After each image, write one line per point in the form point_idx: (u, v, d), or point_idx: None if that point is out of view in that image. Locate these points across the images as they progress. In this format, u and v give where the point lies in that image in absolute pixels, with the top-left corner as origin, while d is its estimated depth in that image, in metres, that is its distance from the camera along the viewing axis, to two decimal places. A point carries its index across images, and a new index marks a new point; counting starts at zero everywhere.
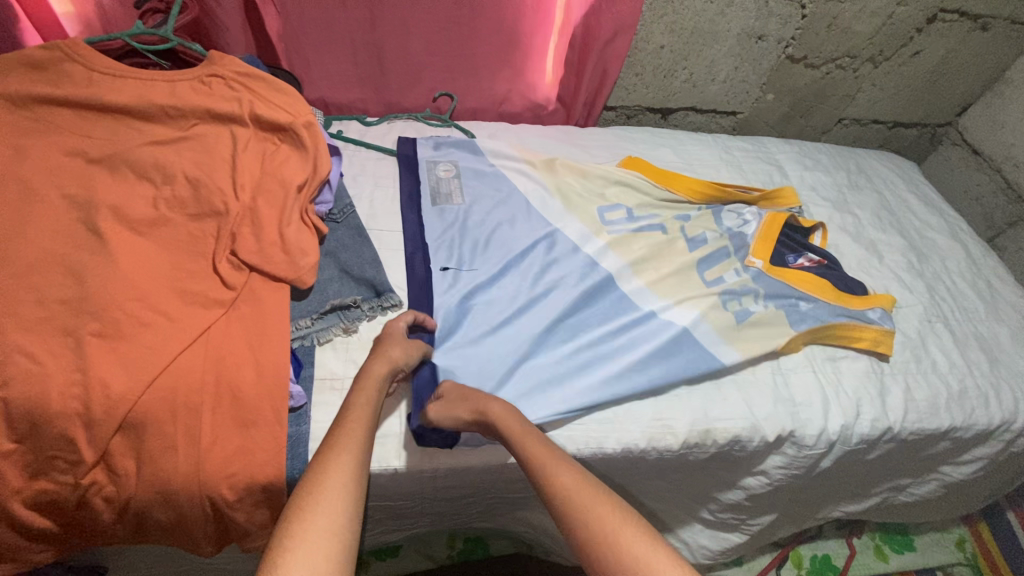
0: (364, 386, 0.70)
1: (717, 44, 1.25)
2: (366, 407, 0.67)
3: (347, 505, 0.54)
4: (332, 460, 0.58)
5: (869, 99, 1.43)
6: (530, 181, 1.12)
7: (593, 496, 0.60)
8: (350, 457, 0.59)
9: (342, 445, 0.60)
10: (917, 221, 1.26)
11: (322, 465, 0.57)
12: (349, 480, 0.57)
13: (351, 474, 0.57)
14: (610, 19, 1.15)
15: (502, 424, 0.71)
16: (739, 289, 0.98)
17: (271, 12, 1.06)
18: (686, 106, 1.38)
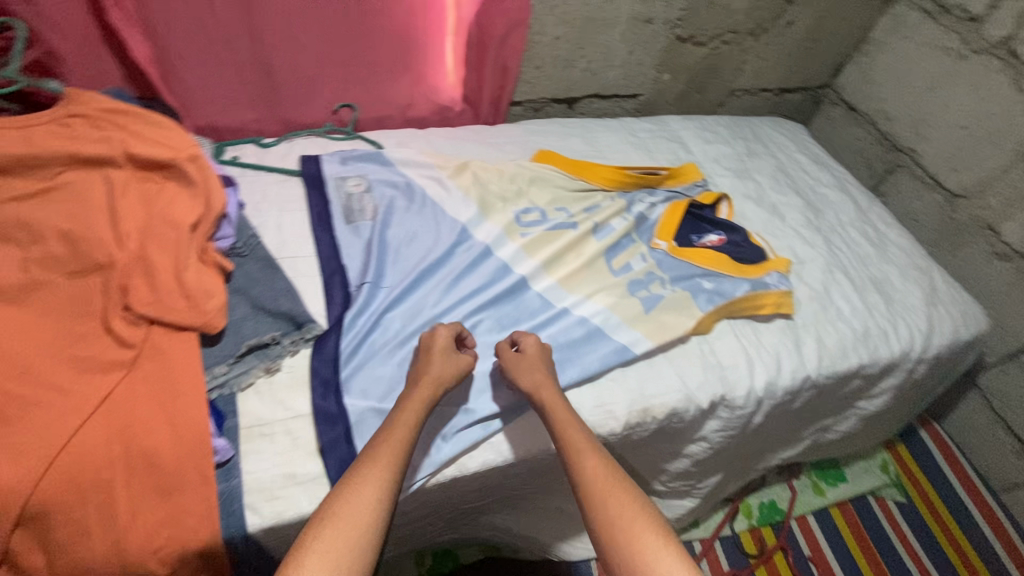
0: (418, 390, 0.75)
1: (609, 31, 1.27)
2: (413, 415, 0.72)
3: (374, 515, 0.61)
4: (362, 476, 0.64)
5: (754, 69, 1.51)
6: (442, 187, 1.10)
7: (607, 490, 0.65)
8: (386, 470, 0.65)
9: (377, 459, 0.66)
10: (810, 179, 1.36)
11: (353, 479, 0.63)
12: (380, 491, 0.63)
13: (380, 490, 0.63)
14: (502, 15, 1.15)
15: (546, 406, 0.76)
16: (645, 277, 1.03)
17: (137, 37, 0.96)
18: (590, 94, 1.41)
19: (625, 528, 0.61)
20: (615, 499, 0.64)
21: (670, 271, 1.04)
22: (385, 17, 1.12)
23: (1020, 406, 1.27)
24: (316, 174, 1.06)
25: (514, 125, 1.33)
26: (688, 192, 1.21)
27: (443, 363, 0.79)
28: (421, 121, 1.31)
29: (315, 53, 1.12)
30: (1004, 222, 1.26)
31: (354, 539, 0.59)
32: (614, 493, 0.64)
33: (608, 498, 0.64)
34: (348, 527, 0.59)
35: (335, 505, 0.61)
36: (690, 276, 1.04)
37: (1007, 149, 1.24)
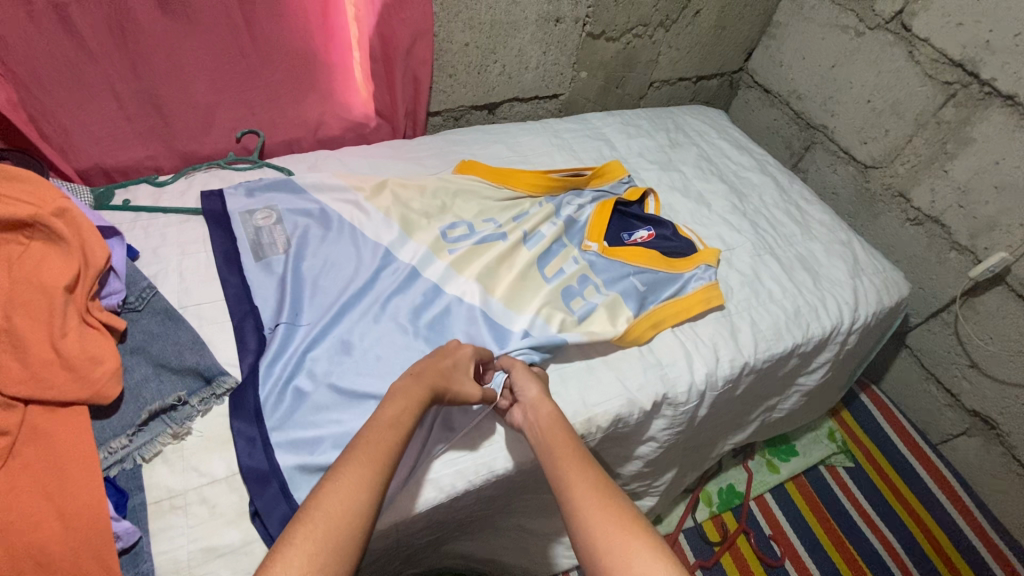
0: (414, 383, 0.71)
1: (520, 33, 1.25)
2: (408, 411, 0.68)
3: (359, 514, 0.57)
4: (352, 475, 0.60)
5: (669, 60, 1.53)
6: (360, 210, 1.04)
7: (602, 505, 0.62)
8: (376, 469, 0.61)
9: (368, 456, 0.62)
10: (732, 164, 1.39)
11: (336, 479, 0.59)
12: (367, 490, 0.59)
13: (369, 490, 0.59)
14: (405, 26, 1.10)
15: (542, 423, 0.75)
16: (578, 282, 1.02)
17: None
18: (509, 98, 1.39)
19: (618, 544, 0.58)
20: (607, 512, 0.61)
21: (603, 275, 1.04)
22: (278, 36, 1.05)
23: (946, 361, 1.33)
24: (220, 211, 0.99)
25: (434, 137, 1.28)
26: (615, 190, 1.21)
27: (452, 368, 0.76)
28: (336, 140, 1.25)
29: (205, 79, 1.04)
30: (913, 188, 1.30)
31: (337, 541, 0.54)
32: (610, 510, 0.61)
33: (601, 512, 0.61)
34: (335, 528, 0.55)
35: (320, 504, 0.56)
36: (622, 276, 1.04)
37: (908, 119, 1.28)
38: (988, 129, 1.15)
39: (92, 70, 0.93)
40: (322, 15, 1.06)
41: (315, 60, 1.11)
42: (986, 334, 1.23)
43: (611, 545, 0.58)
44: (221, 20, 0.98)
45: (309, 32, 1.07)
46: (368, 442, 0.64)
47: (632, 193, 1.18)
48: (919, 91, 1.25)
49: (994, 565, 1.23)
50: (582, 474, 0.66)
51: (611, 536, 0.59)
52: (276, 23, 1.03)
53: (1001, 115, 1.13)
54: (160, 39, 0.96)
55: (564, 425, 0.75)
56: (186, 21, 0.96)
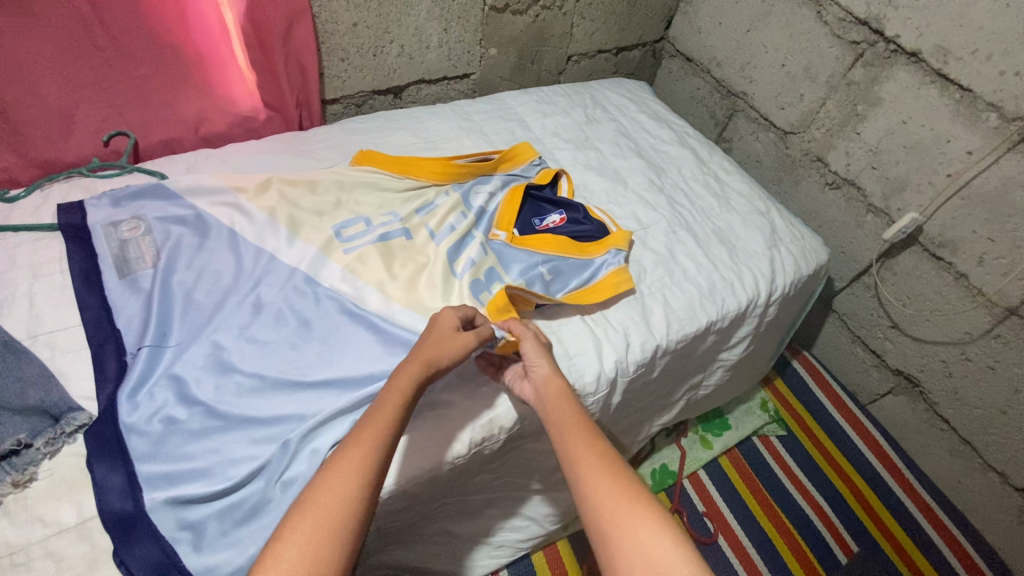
0: (410, 364, 0.69)
1: (413, 10, 1.16)
2: (406, 393, 0.66)
3: (354, 502, 0.57)
4: (348, 463, 0.59)
5: (585, 32, 1.47)
6: (242, 213, 0.96)
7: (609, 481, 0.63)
8: (373, 451, 0.60)
9: (363, 441, 0.61)
10: (651, 138, 1.35)
11: (329, 471, 0.58)
12: (365, 474, 0.59)
13: (366, 479, 0.58)
14: (277, 7, 1.00)
15: (553, 397, 0.76)
16: (486, 275, 0.96)
17: None
18: (414, 80, 1.30)
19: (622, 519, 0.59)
20: (613, 490, 0.62)
21: (513, 265, 0.99)
22: (133, 25, 0.94)
23: (869, 322, 1.34)
24: (78, 224, 0.89)
25: (332, 128, 1.20)
26: (526, 174, 1.16)
27: (448, 338, 0.74)
28: (223, 137, 1.15)
29: (53, 78, 0.92)
30: (829, 152, 1.29)
31: (334, 529, 0.54)
32: (618, 489, 0.62)
33: (607, 488, 0.62)
34: (329, 517, 0.55)
35: (314, 493, 0.56)
36: (532, 265, 0.99)
37: (821, 82, 1.26)
38: (894, 88, 1.13)
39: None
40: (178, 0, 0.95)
41: (184, 52, 1.01)
42: (902, 295, 1.24)
43: (615, 520, 0.59)
44: (65, 10, 0.88)
45: (168, 19, 0.96)
46: (366, 425, 0.62)
47: (543, 177, 1.13)
48: (829, 53, 1.22)
49: (919, 519, 1.26)
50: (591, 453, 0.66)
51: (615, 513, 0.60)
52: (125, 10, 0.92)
53: (904, 73, 1.10)
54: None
55: (574, 401, 0.75)
56: (13, 14, 0.84)
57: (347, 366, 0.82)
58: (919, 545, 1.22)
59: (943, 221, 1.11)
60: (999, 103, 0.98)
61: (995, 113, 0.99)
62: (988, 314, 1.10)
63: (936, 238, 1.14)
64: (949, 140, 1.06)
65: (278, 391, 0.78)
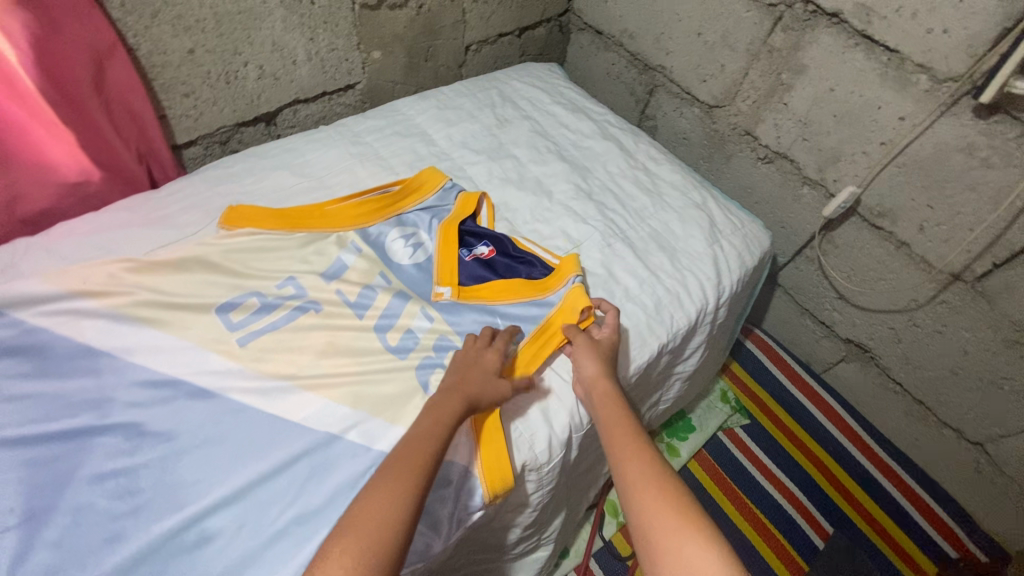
0: (452, 392, 0.71)
1: (263, 22, 0.95)
2: (447, 422, 0.68)
3: (392, 520, 0.57)
4: (387, 495, 0.59)
5: (480, 17, 1.29)
6: (83, 322, 0.76)
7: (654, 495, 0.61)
8: (412, 482, 0.61)
9: (406, 465, 0.62)
10: (571, 134, 1.22)
11: (370, 494, 0.59)
12: (407, 502, 0.59)
13: (408, 506, 0.59)
14: (76, 48, 0.77)
15: (598, 400, 0.75)
16: (436, 348, 0.83)
17: None
18: (287, 103, 1.09)
19: (671, 535, 0.57)
20: (658, 501, 0.60)
21: (451, 321, 0.86)
22: None
23: (816, 295, 1.30)
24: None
25: (191, 177, 0.98)
26: (443, 203, 1.01)
27: (483, 376, 0.74)
28: (56, 211, 0.90)
29: None
30: (758, 125, 1.21)
31: (371, 551, 0.55)
32: (662, 493, 0.61)
33: (646, 499, 0.61)
34: (373, 542, 0.56)
35: (358, 516, 0.58)
36: (469, 319, 0.87)
37: (740, 50, 1.16)
38: (818, 53, 1.04)
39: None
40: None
41: None
42: (845, 267, 1.20)
43: (660, 529, 0.58)
44: None
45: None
46: (404, 457, 0.63)
47: (462, 208, 0.99)
48: (745, 18, 1.12)
49: (884, 483, 1.27)
50: (639, 453, 0.66)
51: (664, 531, 0.58)
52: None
53: (828, 37, 1.01)
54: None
55: (622, 408, 0.73)
56: None
57: (251, 502, 0.67)
58: (888, 512, 1.23)
59: (881, 190, 1.06)
60: (929, 63, 0.91)
61: (925, 75, 0.92)
62: (932, 281, 1.07)
63: (875, 209, 1.08)
64: (880, 106, 0.99)
65: (163, 560, 0.62)
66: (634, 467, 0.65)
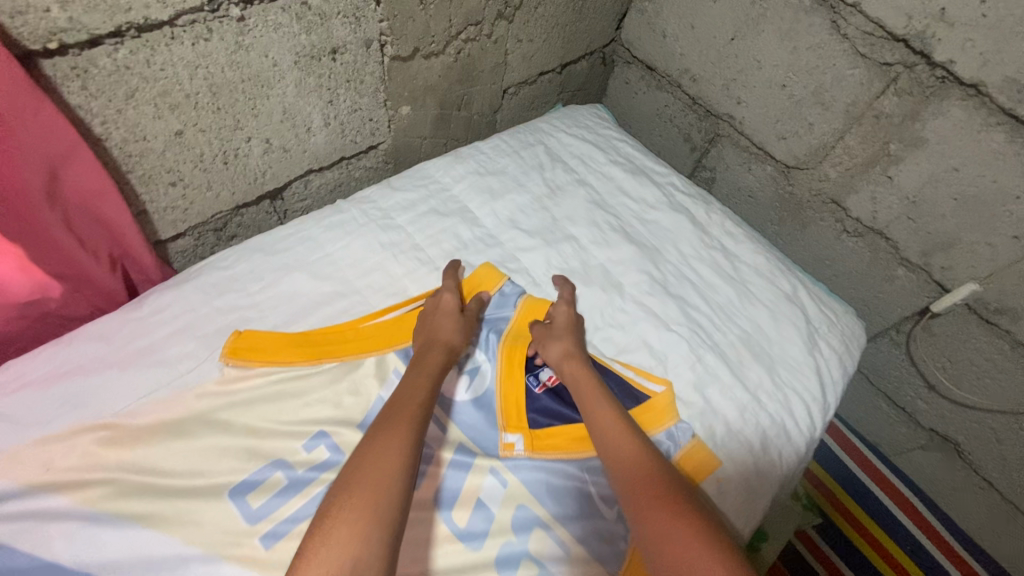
0: (429, 352, 0.72)
1: (272, 88, 0.73)
2: (428, 381, 0.68)
3: (394, 474, 0.55)
4: (379, 449, 0.57)
5: (522, 56, 1.08)
6: (51, 529, 0.56)
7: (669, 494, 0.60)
8: (410, 430, 0.60)
9: (398, 424, 0.60)
10: (633, 203, 1.03)
11: (366, 453, 0.57)
12: (408, 443, 0.59)
13: (403, 457, 0.57)
14: (19, 157, 0.55)
15: (577, 376, 0.74)
16: (515, 524, 0.66)
17: None
18: (297, 176, 0.88)
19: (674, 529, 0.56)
20: (666, 510, 0.57)
21: (524, 486, 0.69)
22: None
23: (899, 380, 1.16)
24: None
25: (180, 284, 0.77)
26: (501, 310, 0.84)
27: (453, 320, 0.76)
28: (0, 343, 0.69)
29: None
30: (849, 195, 1.04)
31: (369, 508, 0.52)
32: (659, 488, 0.60)
33: (646, 501, 0.59)
34: (373, 486, 0.54)
35: (355, 476, 0.55)
36: (551, 483, 0.69)
37: (838, 110, 0.98)
38: (945, 127, 0.87)
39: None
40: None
41: None
42: (943, 359, 1.06)
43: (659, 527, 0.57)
44: None
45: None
46: (398, 410, 0.63)
47: (522, 319, 0.83)
48: (849, 75, 0.94)
49: None
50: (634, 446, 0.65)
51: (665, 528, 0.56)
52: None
53: (962, 109, 0.84)
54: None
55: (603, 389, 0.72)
56: None
57: None
58: None
59: (1006, 287, 0.91)
60: None
61: None
62: None
63: (993, 305, 0.94)
64: (1020, 195, 0.84)
65: None
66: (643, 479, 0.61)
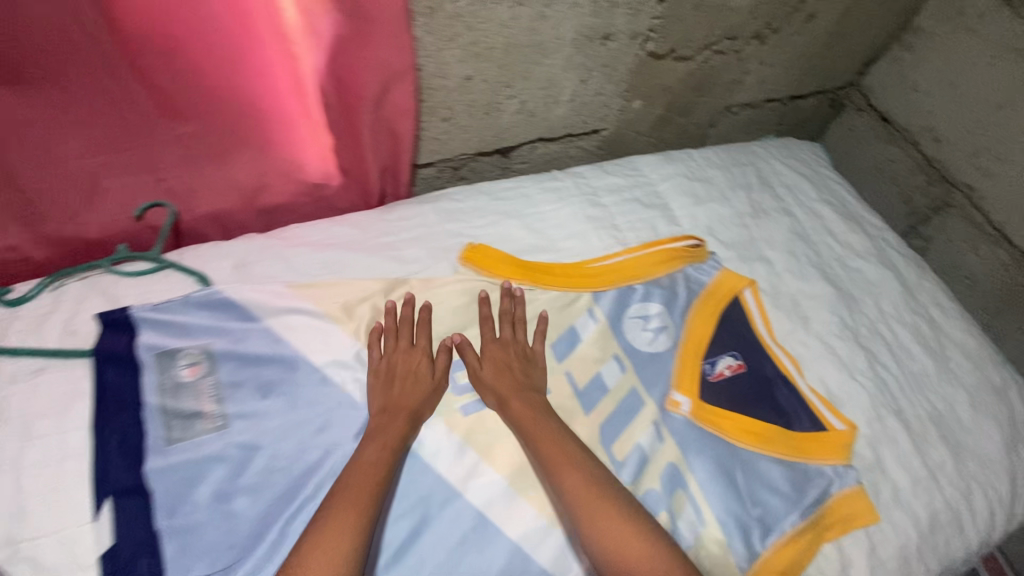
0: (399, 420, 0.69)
1: (547, 58, 0.84)
2: (392, 454, 0.66)
3: (341, 564, 0.58)
4: (336, 525, 0.60)
5: (758, 79, 1.09)
6: (327, 345, 0.75)
7: (621, 529, 0.63)
8: (361, 515, 0.61)
9: (337, 520, 0.60)
10: (838, 246, 0.99)
11: (310, 537, 0.60)
12: (352, 542, 0.60)
13: (356, 543, 0.60)
14: (370, 66, 0.71)
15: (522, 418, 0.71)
16: (664, 478, 0.71)
17: None
18: (530, 139, 0.99)
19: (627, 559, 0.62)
20: (624, 543, 0.63)
21: (683, 450, 0.73)
22: (173, 71, 0.69)
23: None
24: (123, 352, 0.70)
25: (423, 203, 0.92)
26: (699, 277, 0.90)
27: (417, 390, 0.72)
28: (291, 206, 0.90)
29: (75, 133, 0.72)
30: None
31: None
32: (613, 523, 0.64)
33: (606, 538, 0.63)
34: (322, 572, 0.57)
35: (306, 557, 0.58)
36: (709, 464, 0.72)
37: None
38: None
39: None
40: (228, 11, 0.65)
41: (240, 104, 0.75)
42: None
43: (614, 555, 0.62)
44: (86, 53, 0.64)
45: (196, 35, 0.66)
46: (347, 491, 0.63)
47: (713, 299, 0.87)
48: None
49: None
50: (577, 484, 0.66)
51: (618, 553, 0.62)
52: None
53: None
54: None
55: (547, 425, 0.71)
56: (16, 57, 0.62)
57: None
58: None
59: None
60: None
61: None
62: None
63: None
64: None
65: None
66: (595, 512, 0.64)
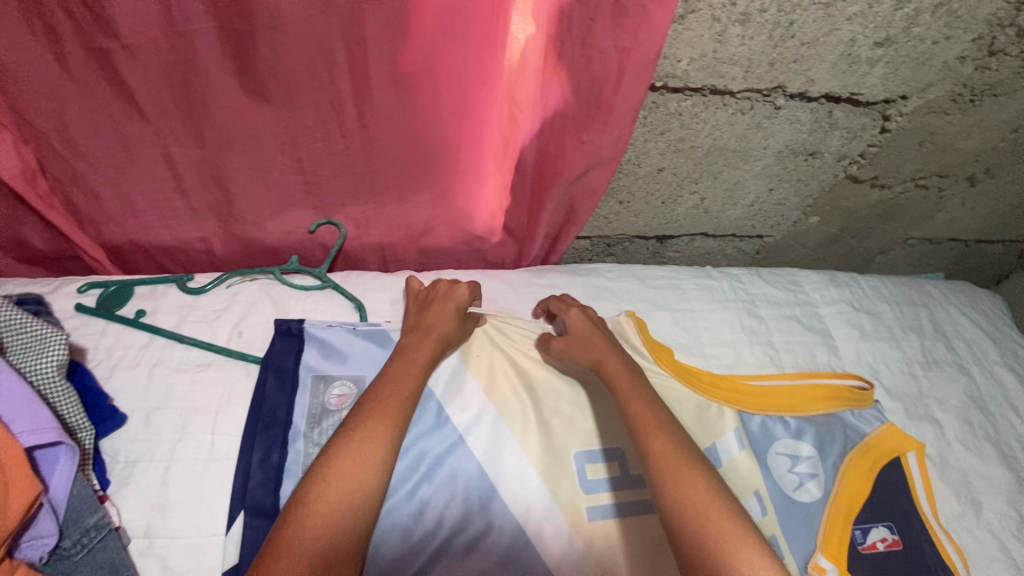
0: (422, 338, 0.69)
1: (745, 164, 0.82)
2: (420, 370, 0.66)
3: (368, 488, 0.56)
4: (366, 435, 0.58)
5: (950, 218, 0.99)
6: (464, 404, 0.73)
7: (706, 500, 0.57)
8: (392, 429, 0.60)
9: (371, 434, 0.58)
10: (1020, 425, 0.88)
11: (342, 447, 0.57)
12: (380, 456, 0.57)
13: (387, 452, 0.58)
14: (581, 150, 0.74)
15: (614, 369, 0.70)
16: None
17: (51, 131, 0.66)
18: (694, 233, 0.95)
19: (711, 528, 0.55)
20: (706, 506, 0.56)
21: None
22: (395, 116, 0.72)
23: None
24: (287, 367, 0.71)
25: (573, 274, 0.91)
26: (857, 424, 0.80)
27: (452, 317, 0.73)
28: (447, 251, 0.91)
29: (284, 152, 0.74)
30: None
31: (342, 508, 0.54)
32: (697, 483, 0.58)
33: (690, 500, 0.57)
34: (346, 488, 0.55)
35: (332, 467, 0.55)
36: None
37: None
38: None
39: (135, 128, 0.68)
40: (473, 74, 0.68)
41: (441, 151, 0.77)
42: None
43: (700, 517, 0.56)
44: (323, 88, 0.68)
45: (431, 88, 0.69)
46: (387, 401, 0.61)
47: (874, 455, 0.78)
48: None
49: None
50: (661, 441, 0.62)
51: (704, 520, 0.56)
52: (386, 43, 0.64)
53: None
54: (230, 98, 0.67)
55: (635, 382, 0.68)
56: (267, 84, 0.66)
57: None
58: None
59: None
60: None
61: None
62: None
63: None
64: None
65: None
66: (678, 467, 0.59)
